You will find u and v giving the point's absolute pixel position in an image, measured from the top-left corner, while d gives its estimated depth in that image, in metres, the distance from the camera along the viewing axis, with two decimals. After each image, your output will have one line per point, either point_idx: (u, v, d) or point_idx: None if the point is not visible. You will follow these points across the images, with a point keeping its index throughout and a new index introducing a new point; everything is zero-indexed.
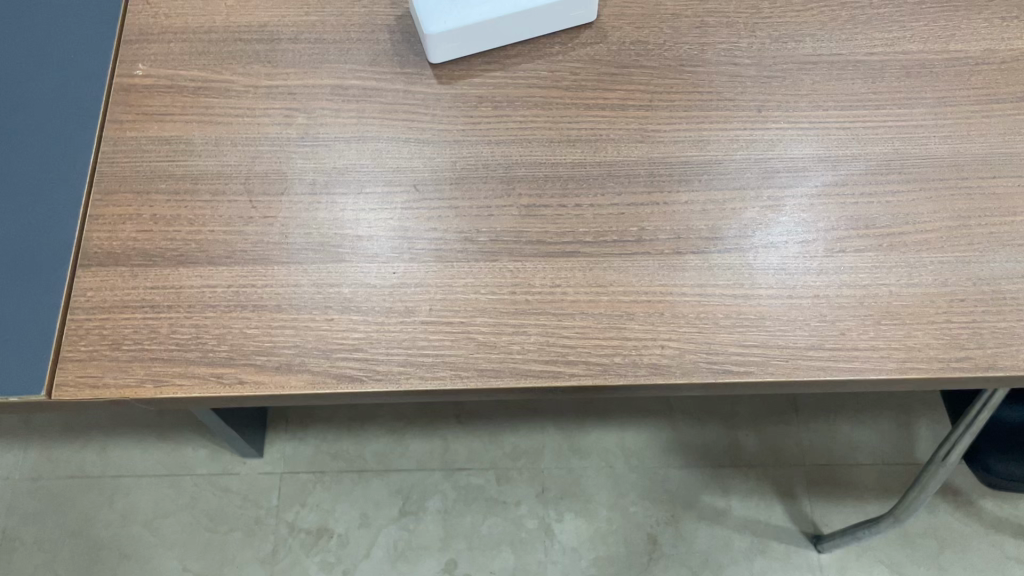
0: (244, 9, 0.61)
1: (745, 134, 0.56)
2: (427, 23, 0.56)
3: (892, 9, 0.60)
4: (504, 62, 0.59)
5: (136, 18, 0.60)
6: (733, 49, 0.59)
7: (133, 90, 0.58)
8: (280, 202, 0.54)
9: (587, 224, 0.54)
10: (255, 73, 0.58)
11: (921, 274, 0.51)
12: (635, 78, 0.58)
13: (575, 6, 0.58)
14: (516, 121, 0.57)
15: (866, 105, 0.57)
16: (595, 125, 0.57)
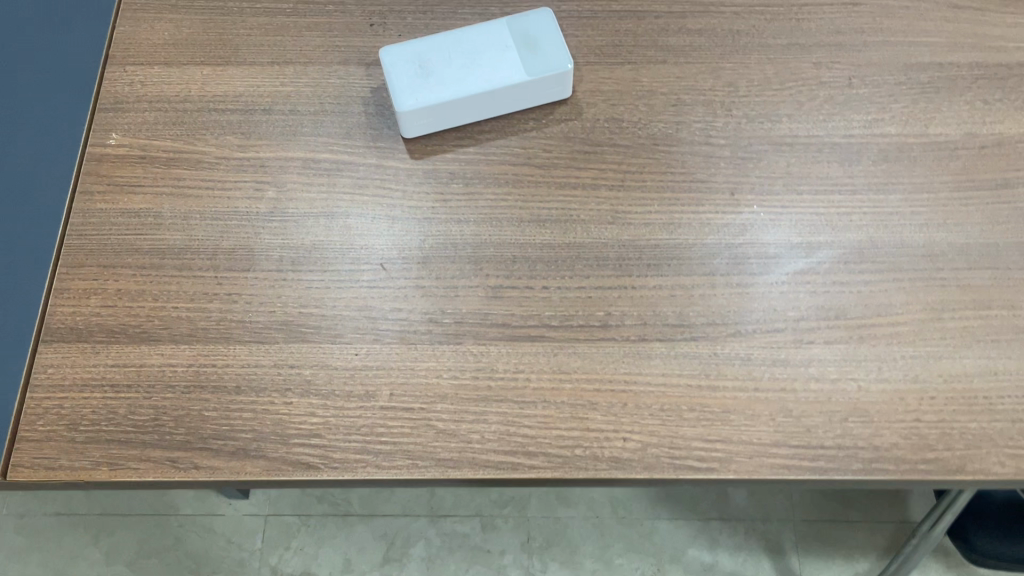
0: (220, 77, 0.61)
1: (717, 217, 0.56)
2: (399, 99, 0.56)
3: (871, 89, 0.59)
4: (478, 137, 0.59)
5: (112, 85, 0.61)
6: (707, 129, 0.59)
7: (105, 159, 0.58)
8: (246, 279, 0.54)
9: (553, 308, 0.53)
10: (228, 145, 0.58)
11: (890, 369, 0.51)
12: (608, 157, 0.58)
13: (549, 84, 0.57)
14: (487, 198, 0.57)
15: (842, 189, 0.56)
16: (566, 204, 0.56)
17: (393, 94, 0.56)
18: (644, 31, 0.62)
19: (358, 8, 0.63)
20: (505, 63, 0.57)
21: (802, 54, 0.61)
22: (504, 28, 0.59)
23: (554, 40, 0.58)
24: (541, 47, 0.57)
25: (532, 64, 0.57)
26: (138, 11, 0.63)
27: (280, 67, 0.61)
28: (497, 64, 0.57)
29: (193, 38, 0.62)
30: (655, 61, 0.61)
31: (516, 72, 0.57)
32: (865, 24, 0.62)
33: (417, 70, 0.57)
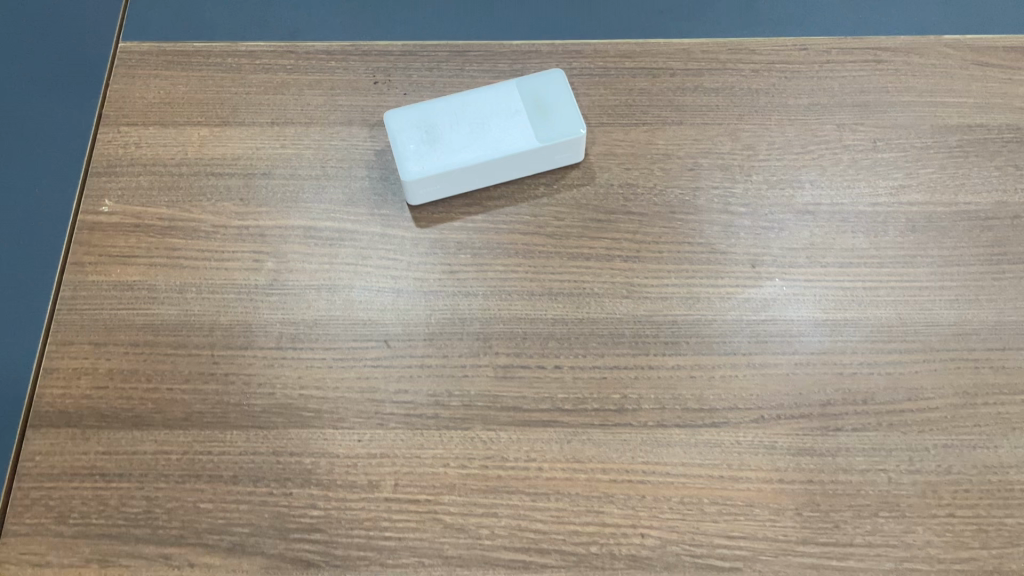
0: (218, 139, 0.58)
1: (737, 291, 0.53)
2: (405, 167, 0.54)
3: (897, 153, 0.57)
4: (486, 204, 0.57)
5: (105, 147, 0.58)
6: (727, 195, 0.56)
7: (97, 228, 0.55)
8: (243, 358, 0.52)
9: (566, 389, 0.51)
10: (226, 212, 0.56)
11: (921, 460, 0.48)
12: (623, 225, 0.55)
13: (559, 150, 0.55)
14: (497, 269, 0.54)
15: (868, 261, 0.54)
16: (579, 276, 0.54)
17: (398, 162, 0.54)
18: (658, 90, 0.60)
19: (361, 64, 0.61)
20: (516, 129, 0.55)
21: (824, 115, 0.59)
22: (515, 89, 0.56)
23: (567, 105, 0.56)
24: (551, 113, 0.55)
25: (543, 132, 0.55)
26: (132, 67, 0.61)
27: (280, 127, 0.59)
28: (507, 130, 0.55)
29: (190, 97, 0.60)
30: (671, 122, 0.59)
31: (527, 139, 0.55)
32: (889, 83, 0.59)
33: (425, 136, 0.55)
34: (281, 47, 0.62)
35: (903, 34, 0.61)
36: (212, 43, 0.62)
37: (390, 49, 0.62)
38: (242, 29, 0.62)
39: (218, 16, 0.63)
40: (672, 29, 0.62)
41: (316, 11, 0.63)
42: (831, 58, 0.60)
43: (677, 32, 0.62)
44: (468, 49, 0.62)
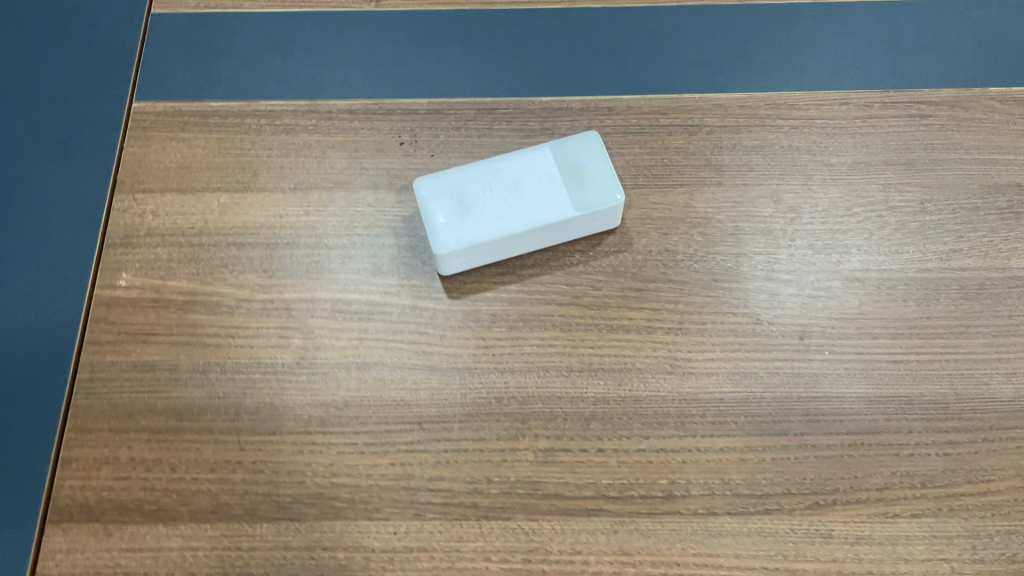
0: (239, 206, 0.56)
1: (785, 366, 0.51)
2: (438, 239, 0.52)
3: (947, 214, 0.55)
4: (520, 272, 0.54)
5: (121, 216, 0.56)
6: (771, 261, 0.54)
7: (114, 303, 0.53)
8: (271, 444, 0.49)
9: (611, 474, 0.48)
10: (249, 284, 0.54)
11: (984, 548, 0.47)
12: (663, 294, 0.53)
13: (596, 217, 0.53)
14: (533, 342, 0.52)
15: (920, 332, 0.52)
16: (620, 350, 0.52)
17: (430, 234, 0.52)
18: (695, 148, 0.58)
19: (386, 123, 0.59)
20: (551, 196, 0.53)
21: (868, 175, 0.56)
22: (548, 153, 0.54)
23: (602, 170, 0.54)
24: (587, 179, 0.53)
25: (580, 199, 0.53)
26: (147, 129, 0.59)
27: (304, 193, 0.57)
28: (543, 197, 0.53)
29: (209, 160, 0.58)
30: (709, 183, 0.57)
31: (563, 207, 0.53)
32: (935, 140, 0.57)
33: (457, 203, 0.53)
34: (301, 107, 0.59)
35: (947, 86, 0.59)
36: (229, 102, 0.60)
37: (416, 107, 0.59)
38: (261, 87, 0.60)
39: (235, 74, 0.61)
40: (708, 83, 0.60)
41: (337, 67, 0.61)
42: (874, 113, 0.58)
43: (713, 86, 0.60)
44: (496, 106, 0.59)
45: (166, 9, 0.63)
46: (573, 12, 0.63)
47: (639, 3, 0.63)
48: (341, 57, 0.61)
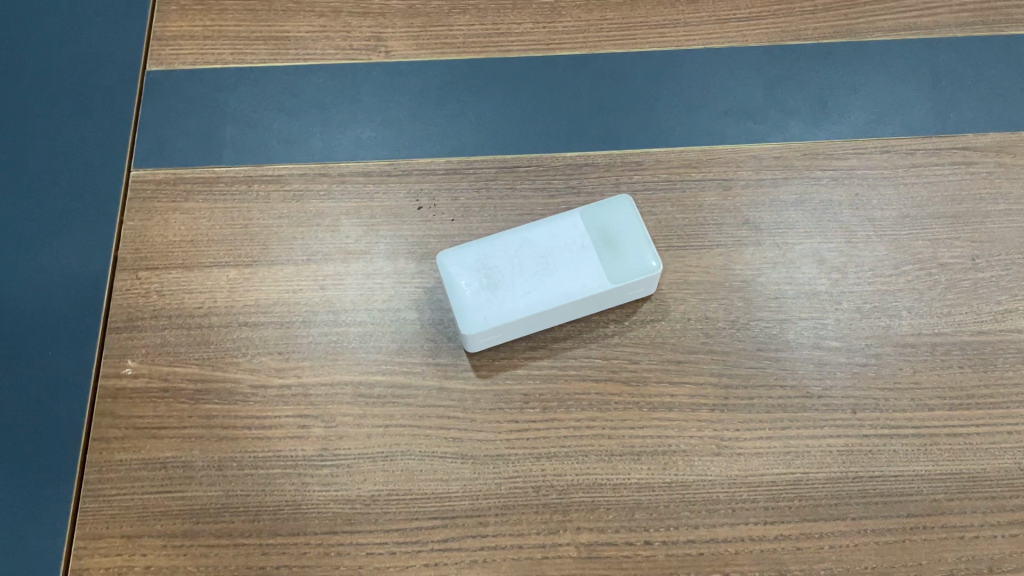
0: (249, 282, 0.53)
1: (839, 442, 0.48)
2: (466, 320, 0.49)
3: (1000, 271, 0.52)
4: (552, 346, 0.51)
5: (124, 296, 0.52)
6: (817, 327, 0.51)
7: (121, 395, 0.50)
8: (296, 547, 0.46)
9: (660, 569, 0.46)
10: (264, 368, 0.50)
11: None
12: (705, 367, 0.50)
13: (632, 287, 0.50)
14: (570, 425, 0.49)
15: (979, 401, 0.49)
16: (662, 431, 0.49)
17: (457, 314, 0.49)
18: (731, 205, 0.55)
19: (402, 186, 0.56)
20: (584, 267, 0.50)
21: (915, 229, 0.53)
22: (579, 218, 0.51)
23: (637, 235, 0.50)
24: (621, 247, 0.50)
25: (614, 268, 0.50)
26: (148, 200, 0.55)
27: (318, 265, 0.53)
28: (575, 268, 0.50)
29: (215, 232, 0.54)
30: (748, 242, 0.53)
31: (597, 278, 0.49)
32: (983, 189, 0.54)
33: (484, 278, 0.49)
34: (311, 170, 0.56)
35: (991, 129, 0.56)
36: (233, 167, 0.56)
37: (433, 167, 0.56)
38: (267, 149, 0.57)
39: (239, 135, 0.57)
40: (740, 132, 0.57)
41: (347, 125, 0.57)
42: (917, 161, 0.55)
43: (746, 135, 0.57)
44: (518, 164, 0.56)
45: (163, 65, 0.59)
46: (594, 57, 0.59)
47: (663, 45, 0.59)
48: (351, 114, 0.58)
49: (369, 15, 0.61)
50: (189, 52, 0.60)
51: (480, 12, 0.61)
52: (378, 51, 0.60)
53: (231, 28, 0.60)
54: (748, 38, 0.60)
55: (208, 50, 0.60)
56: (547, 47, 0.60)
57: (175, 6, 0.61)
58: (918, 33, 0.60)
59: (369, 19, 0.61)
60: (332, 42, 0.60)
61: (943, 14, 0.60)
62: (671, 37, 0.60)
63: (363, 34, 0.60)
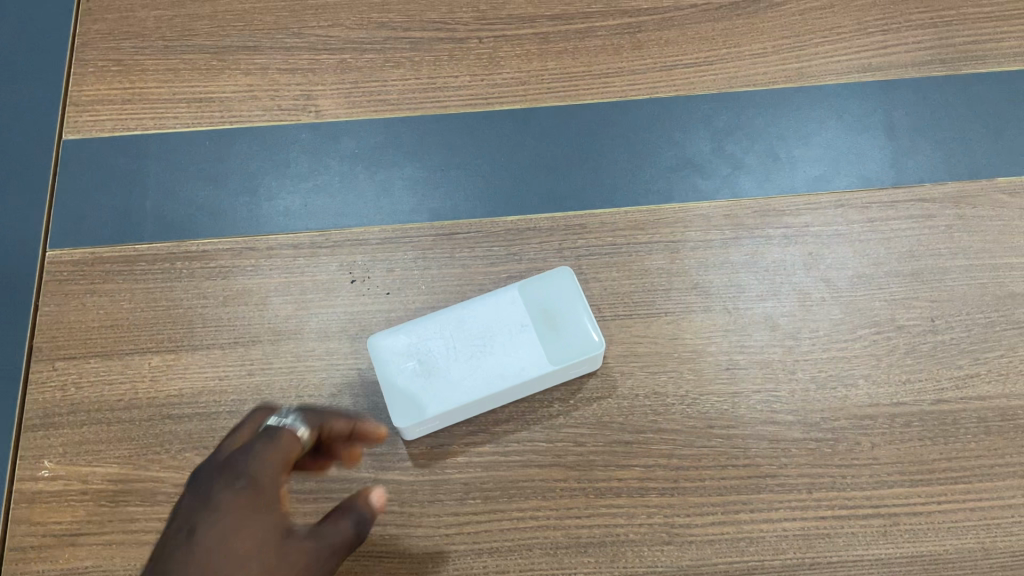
0: (173, 369, 0.50)
1: (794, 526, 0.46)
2: (398, 410, 0.46)
3: (961, 333, 0.50)
4: (493, 429, 0.48)
5: (40, 390, 0.49)
6: (772, 399, 0.49)
7: (38, 499, 0.47)
8: None
9: None
10: (189, 464, 0.48)
11: None
12: (655, 448, 0.48)
13: (573, 366, 0.47)
14: (513, 516, 0.46)
15: (941, 476, 0.47)
16: (610, 520, 0.46)
17: (389, 404, 0.46)
18: (680, 268, 0.52)
19: (333, 259, 0.53)
20: (522, 348, 0.47)
21: (872, 290, 0.51)
22: (516, 294, 0.48)
23: (578, 311, 0.48)
24: (561, 324, 0.47)
25: (554, 346, 0.47)
26: (64, 283, 0.52)
27: (246, 348, 0.50)
28: (513, 349, 0.47)
29: (136, 316, 0.51)
30: (697, 309, 0.51)
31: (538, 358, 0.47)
32: (942, 244, 0.52)
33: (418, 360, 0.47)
34: (238, 244, 0.53)
35: (950, 179, 0.54)
36: (155, 243, 0.53)
37: (366, 236, 0.53)
38: (191, 222, 0.54)
39: (161, 209, 0.54)
40: (688, 189, 0.54)
41: (276, 194, 0.54)
42: (873, 215, 0.53)
43: (694, 193, 0.54)
44: (456, 230, 0.53)
45: (79, 133, 0.56)
46: (535, 111, 0.56)
47: (607, 97, 0.57)
48: (280, 182, 0.55)
49: (298, 71, 0.58)
50: (108, 118, 0.57)
51: (415, 65, 0.58)
52: (308, 111, 0.57)
53: (152, 90, 0.57)
54: (695, 86, 0.57)
55: (128, 115, 0.57)
56: (485, 102, 0.57)
57: (93, 67, 0.58)
58: (873, 75, 0.57)
59: (298, 75, 0.58)
60: (260, 102, 0.57)
61: (898, 54, 0.58)
62: (616, 87, 0.57)
63: (292, 93, 0.57)
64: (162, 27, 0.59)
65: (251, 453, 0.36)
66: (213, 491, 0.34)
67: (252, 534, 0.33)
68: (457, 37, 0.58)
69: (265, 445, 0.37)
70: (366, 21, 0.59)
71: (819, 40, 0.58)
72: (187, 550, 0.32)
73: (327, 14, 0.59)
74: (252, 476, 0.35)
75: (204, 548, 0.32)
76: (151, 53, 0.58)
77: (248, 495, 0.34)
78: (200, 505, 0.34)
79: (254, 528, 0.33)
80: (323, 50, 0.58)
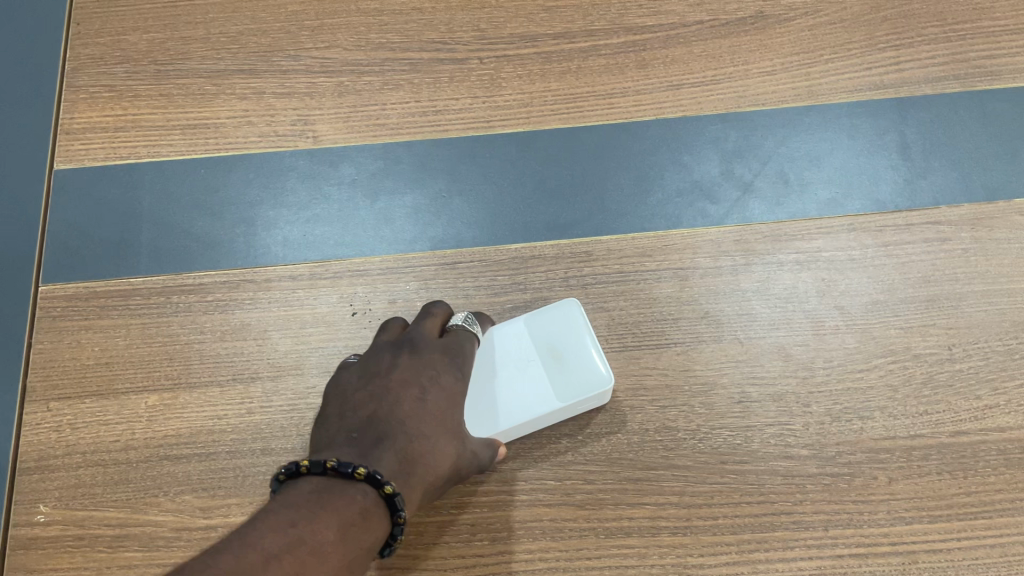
0: (171, 408, 0.49)
1: (811, 565, 0.45)
2: None
3: (979, 361, 0.49)
4: (500, 467, 0.47)
5: (34, 432, 0.48)
6: (786, 432, 0.47)
7: (33, 546, 0.46)
8: None
9: None
10: (188, 507, 0.46)
11: None
12: (667, 485, 0.46)
13: (580, 403, 0.46)
14: (522, 557, 0.45)
15: (961, 511, 0.45)
16: (621, 561, 0.45)
17: None
18: (689, 296, 0.51)
19: (333, 290, 0.51)
20: (527, 383, 0.46)
21: (887, 317, 0.50)
22: (522, 328, 0.47)
23: (586, 346, 0.47)
24: (569, 360, 0.46)
25: (561, 373, 0.46)
26: (57, 319, 0.51)
27: (245, 385, 0.49)
28: (518, 384, 0.46)
29: (132, 354, 0.50)
30: (707, 338, 0.50)
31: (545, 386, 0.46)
32: (958, 269, 0.51)
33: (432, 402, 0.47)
34: (235, 276, 0.52)
35: (966, 200, 0.53)
36: (150, 277, 0.52)
37: (367, 266, 0.52)
38: (187, 254, 0.52)
39: (156, 241, 0.53)
40: (696, 213, 0.53)
41: (273, 225, 0.53)
42: (888, 239, 0.52)
43: (703, 218, 0.53)
44: (459, 260, 0.52)
45: (72, 163, 0.55)
46: (538, 134, 0.55)
47: (612, 118, 0.55)
48: (277, 211, 0.54)
49: (294, 94, 0.56)
50: (101, 146, 0.55)
51: (414, 87, 0.56)
52: (305, 136, 0.55)
53: (145, 117, 0.56)
54: (702, 106, 0.55)
55: (121, 144, 0.55)
56: (487, 125, 0.55)
57: (84, 93, 0.57)
58: (885, 91, 0.56)
59: (295, 99, 0.56)
60: (256, 127, 0.56)
61: (911, 70, 0.56)
62: (621, 107, 0.55)
63: (289, 118, 0.56)
64: (154, 51, 0.58)
65: (438, 373, 0.41)
66: (406, 367, 0.41)
67: (442, 413, 0.39)
68: (457, 57, 0.57)
69: (436, 345, 0.42)
70: (363, 42, 0.58)
71: (829, 57, 0.56)
72: (394, 413, 0.38)
73: (323, 36, 0.58)
74: (436, 364, 0.41)
75: (407, 415, 0.38)
76: (144, 78, 0.57)
77: (433, 407, 0.39)
78: (399, 375, 0.40)
79: (442, 401, 0.40)
80: (320, 72, 0.57)
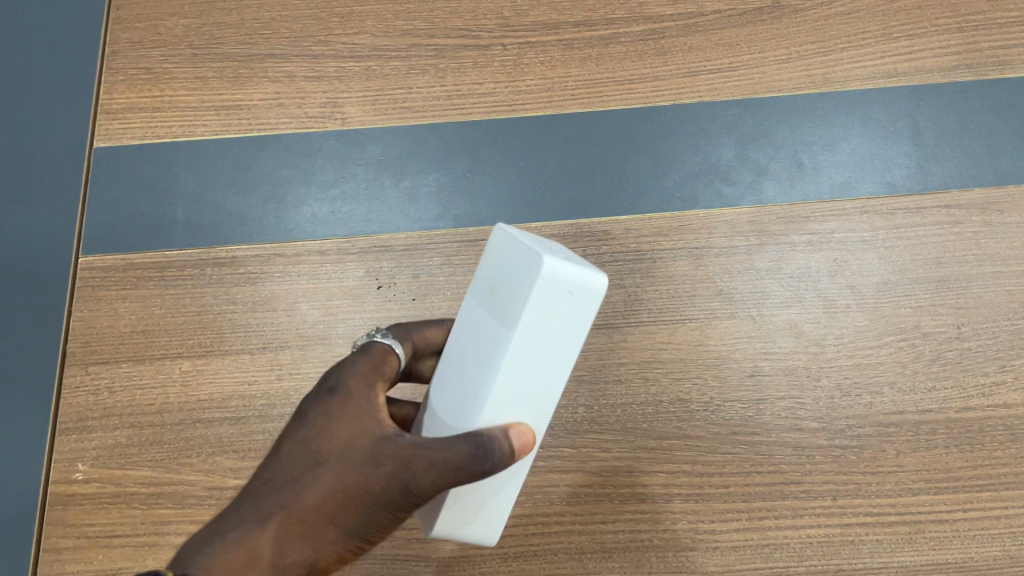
0: (203, 374, 0.51)
1: (819, 533, 0.46)
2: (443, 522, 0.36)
3: (987, 339, 0.50)
4: None
5: (74, 393, 0.51)
6: (797, 405, 0.49)
7: (71, 502, 0.48)
8: None
9: None
10: (220, 468, 0.49)
11: None
12: (680, 454, 0.48)
13: (550, 299, 0.31)
14: (538, 520, 0.47)
15: (967, 483, 0.47)
16: (634, 526, 0.47)
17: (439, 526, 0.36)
18: (703, 274, 0.52)
19: (360, 265, 0.53)
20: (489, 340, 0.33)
21: (897, 296, 0.51)
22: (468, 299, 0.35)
23: (513, 254, 0.32)
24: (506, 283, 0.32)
25: (507, 300, 0.32)
26: (96, 289, 0.53)
27: (274, 353, 0.51)
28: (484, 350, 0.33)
29: (167, 322, 0.52)
30: (721, 315, 0.51)
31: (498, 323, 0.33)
32: (967, 251, 0.52)
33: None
34: (266, 251, 0.54)
35: (976, 184, 0.54)
36: (184, 250, 0.54)
37: (392, 242, 0.54)
38: (219, 229, 0.54)
39: (190, 216, 0.55)
40: (712, 195, 0.54)
41: (302, 202, 0.55)
42: (899, 222, 0.53)
43: (719, 200, 0.54)
44: (481, 237, 0.54)
45: (110, 141, 0.57)
46: (558, 119, 0.57)
47: (630, 103, 0.57)
48: (307, 189, 0.56)
49: (324, 79, 0.58)
50: (138, 126, 0.57)
51: (440, 72, 0.58)
52: (334, 118, 0.57)
53: (182, 98, 0.58)
54: (719, 92, 0.57)
55: (159, 123, 0.57)
56: (509, 108, 0.57)
57: (123, 75, 0.59)
58: (898, 80, 0.57)
59: (324, 83, 0.58)
60: (287, 110, 0.58)
61: (924, 59, 0.57)
62: (639, 93, 0.57)
63: (318, 100, 0.58)
64: (191, 35, 0.60)
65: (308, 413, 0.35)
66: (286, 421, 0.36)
67: (310, 450, 0.34)
68: (481, 44, 0.59)
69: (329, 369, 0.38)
70: (390, 28, 0.59)
71: (844, 46, 0.58)
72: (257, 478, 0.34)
73: (352, 22, 0.60)
74: (308, 403, 0.36)
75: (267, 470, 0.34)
76: (180, 60, 0.59)
77: (294, 455, 0.34)
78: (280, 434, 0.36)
79: (307, 439, 0.34)
80: (349, 57, 0.59)
